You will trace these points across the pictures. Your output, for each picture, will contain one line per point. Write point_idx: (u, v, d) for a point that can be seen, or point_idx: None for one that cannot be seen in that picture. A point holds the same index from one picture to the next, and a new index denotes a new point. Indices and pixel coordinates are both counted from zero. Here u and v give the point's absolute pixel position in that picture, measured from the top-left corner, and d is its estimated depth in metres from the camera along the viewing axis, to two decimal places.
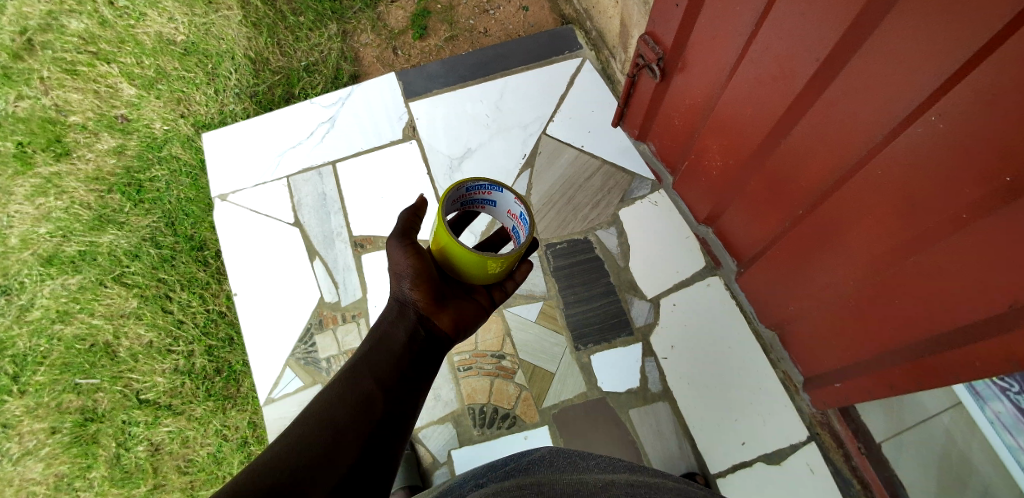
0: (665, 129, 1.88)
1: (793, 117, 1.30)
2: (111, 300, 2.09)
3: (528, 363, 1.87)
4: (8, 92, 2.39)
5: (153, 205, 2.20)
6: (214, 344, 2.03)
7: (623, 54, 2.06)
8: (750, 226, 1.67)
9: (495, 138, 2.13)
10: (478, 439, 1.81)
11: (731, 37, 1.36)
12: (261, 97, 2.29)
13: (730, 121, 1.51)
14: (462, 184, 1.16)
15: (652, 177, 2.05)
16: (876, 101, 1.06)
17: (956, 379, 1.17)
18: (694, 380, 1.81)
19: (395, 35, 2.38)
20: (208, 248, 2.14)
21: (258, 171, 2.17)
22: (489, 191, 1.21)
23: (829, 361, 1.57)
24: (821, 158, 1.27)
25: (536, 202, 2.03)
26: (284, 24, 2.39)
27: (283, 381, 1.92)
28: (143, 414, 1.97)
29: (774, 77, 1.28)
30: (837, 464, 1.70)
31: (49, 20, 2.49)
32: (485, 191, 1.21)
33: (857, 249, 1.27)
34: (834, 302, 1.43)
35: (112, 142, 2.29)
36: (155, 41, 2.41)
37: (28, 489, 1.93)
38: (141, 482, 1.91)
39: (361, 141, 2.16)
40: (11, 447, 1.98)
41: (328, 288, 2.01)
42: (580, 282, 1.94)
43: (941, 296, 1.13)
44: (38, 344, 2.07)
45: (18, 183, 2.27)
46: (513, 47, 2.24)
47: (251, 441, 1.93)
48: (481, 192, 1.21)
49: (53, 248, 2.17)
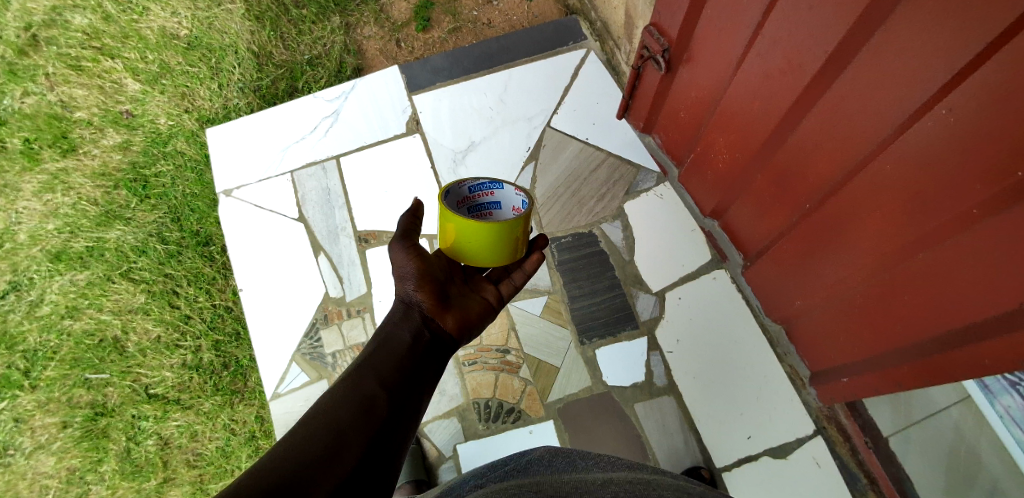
0: (670, 122, 1.86)
1: (801, 112, 1.28)
2: (119, 296, 2.10)
3: (534, 357, 1.87)
4: (14, 88, 2.39)
5: (159, 200, 2.20)
6: (221, 339, 2.05)
7: (629, 45, 2.03)
8: (757, 221, 1.65)
9: (500, 131, 2.12)
10: (483, 433, 1.82)
11: (737, 30, 1.34)
12: (264, 92, 2.29)
13: (736, 115, 1.49)
14: (462, 182, 1.20)
15: (657, 169, 2.03)
16: (885, 94, 1.04)
17: (963, 377, 1.15)
18: (700, 374, 1.81)
19: (398, 27, 2.36)
20: (214, 243, 2.15)
21: (263, 166, 2.17)
22: (490, 191, 1.23)
23: (836, 356, 1.55)
24: (828, 152, 1.25)
25: (540, 197, 2.02)
26: (286, 17, 2.37)
27: (290, 376, 1.93)
28: (152, 409, 1.99)
29: (781, 72, 1.26)
30: (844, 458, 1.69)
31: (53, 16, 2.49)
32: (487, 191, 1.23)
33: (866, 246, 1.26)
34: (842, 298, 1.41)
35: (117, 137, 2.30)
36: (158, 36, 2.40)
37: (40, 483, 1.97)
38: (150, 475, 1.94)
39: (365, 135, 2.16)
40: (23, 441, 2.01)
41: (332, 283, 2.01)
42: (585, 276, 1.93)
43: (946, 293, 1.11)
44: (48, 340, 2.09)
45: (26, 179, 2.28)
46: (518, 39, 2.21)
47: (259, 435, 1.95)
48: (483, 192, 1.23)
49: (61, 244, 2.18)
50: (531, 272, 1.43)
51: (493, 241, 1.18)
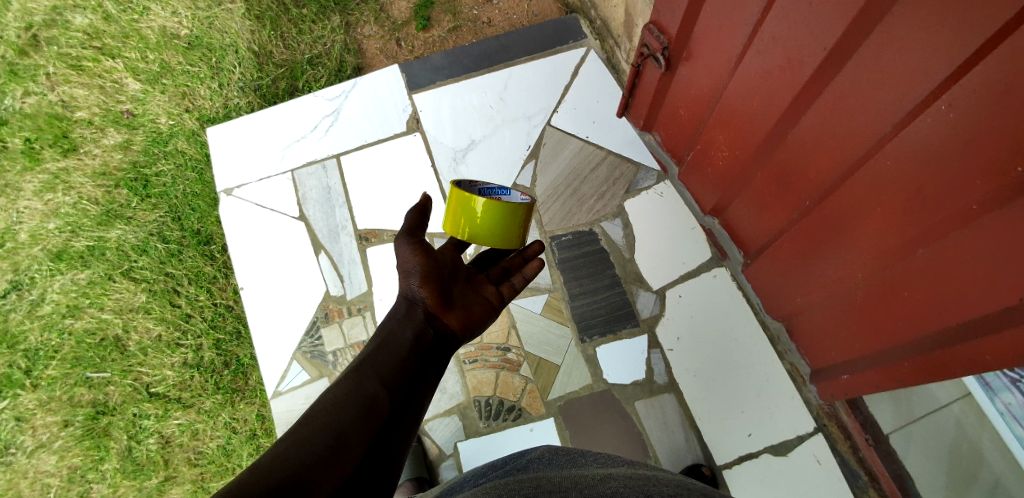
0: (670, 120, 1.86)
1: (802, 108, 1.27)
2: (120, 295, 2.11)
3: (534, 356, 1.87)
4: (15, 88, 2.40)
5: (160, 199, 2.21)
6: (222, 338, 2.05)
7: (628, 43, 2.03)
8: (758, 219, 1.65)
9: (500, 130, 2.12)
10: (484, 431, 1.82)
11: (737, 26, 1.33)
12: (265, 91, 2.29)
13: (736, 112, 1.49)
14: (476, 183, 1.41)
15: (657, 167, 2.03)
16: (886, 89, 1.03)
17: (965, 374, 1.15)
18: (701, 372, 1.81)
19: (398, 26, 2.36)
20: (215, 242, 2.15)
21: (263, 165, 2.18)
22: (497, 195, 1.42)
23: (837, 354, 1.55)
24: (830, 149, 1.24)
25: (541, 195, 2.03)
26: (287, 16, 2.37)
27: (291, 374, 1.94)
28: (153, 407, 1.99)
29: (781, 68, 1.25)
30: (845, 456, 1.69)
31: (53, 16, 2.49)
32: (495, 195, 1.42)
33: (867, 242, 1.25)
34: (843, 295, 1.40)
35: (118, 137, 2.30)
36: (159, 36, 2.40)
37: (42, 482, 1.97)
38: (152, 474, 1.94)
39: (366, 133, 2.16)
40: (25, 439, 2.01)
41: (333, 281, 2.02)
42: (585, 275, 1.93)
43: (947, 290, 1.11)
44: (49, 338, 2.09)
45: (27, 179, 2.29)
46: (518, 37, 2.21)
47: (260, 434, 1.96)
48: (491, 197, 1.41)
49: (62, 244, 2.19)
50: (531, 277, 1.42)
51: (496, 234, 1.30)
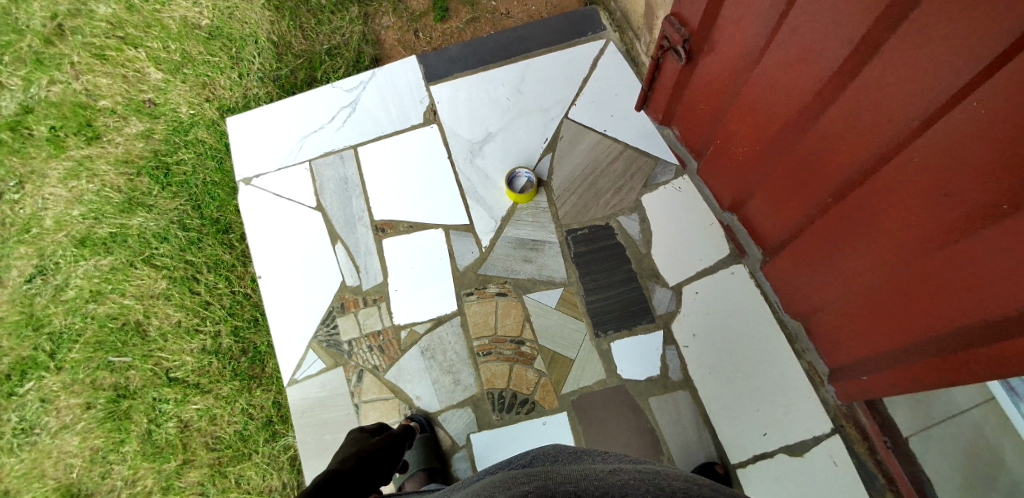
0: (689, 114, 1.83)
1: (822, 103, 1.25)
2: (141, 281, 2.14)
3: (548, 349, 1.88)
4: (41, 77, 2.43)
5: (181, 188, 2.24)
6: (240, 325, 2.08)
7: (648, 36, 2.01)
8: (775, 215, 1.62)
9: (517, 122, 2.11)
10: (497, 423, 1.83)
11: (759, 17, 1.30)
12: (284, 81, 2.30)
13: (756, 105, 1.46)
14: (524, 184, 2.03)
15: (675, 162, 2.01)
16: (910, 82, 1.00)
17: (984, 375, 1.13)
18: (716, 369, 1.79)
19: (416, 17, 2.35)
20: (233, 230, 2.17)
21: (281, 155, 2.20)
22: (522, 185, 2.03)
23: (855, 353, 1.53)
24: (849, 144, 1.22)
25: (557, 189, 2.02)
26: (306, 7, 2.39)
27: (307, 363, 1.96)
28: (173, 392, 2.03)
29: (802, 60, 1.23)
30: (862, 458, 1.66)
31: (78, 6, 2.53)
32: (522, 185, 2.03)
33: (887, 239, 1.23)
34: (861, 292, 1.38)
35: (140, 126, 2.33)
36: (180, 26, 2.43)
37: (65, 462, 2.01)
38: (171, 457, 1.98)
39: (383, 124, 2.16)
40: (49, 420, 2.06)
41: (349, 272, 2.03)
42: (600, 269, 1.92)
43: (969, 289, 1.09)
44: (73, 322, 2.13)
45: (52, 166, 2.33)
46: (536, 30, 2.20)
47: (276, 420, 1.98)
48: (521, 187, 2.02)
49: (86, 230, 2.23)
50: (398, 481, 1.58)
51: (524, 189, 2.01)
